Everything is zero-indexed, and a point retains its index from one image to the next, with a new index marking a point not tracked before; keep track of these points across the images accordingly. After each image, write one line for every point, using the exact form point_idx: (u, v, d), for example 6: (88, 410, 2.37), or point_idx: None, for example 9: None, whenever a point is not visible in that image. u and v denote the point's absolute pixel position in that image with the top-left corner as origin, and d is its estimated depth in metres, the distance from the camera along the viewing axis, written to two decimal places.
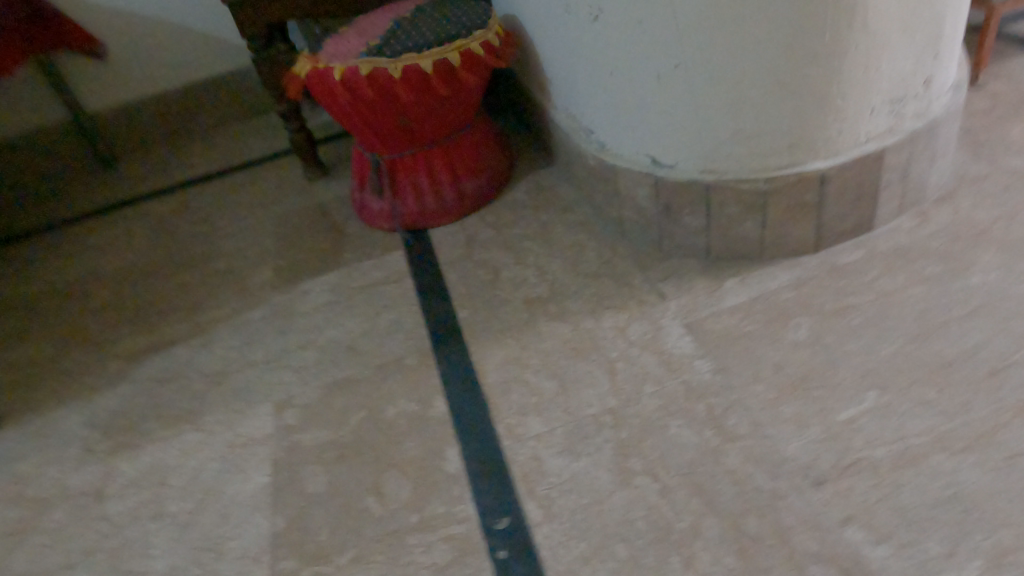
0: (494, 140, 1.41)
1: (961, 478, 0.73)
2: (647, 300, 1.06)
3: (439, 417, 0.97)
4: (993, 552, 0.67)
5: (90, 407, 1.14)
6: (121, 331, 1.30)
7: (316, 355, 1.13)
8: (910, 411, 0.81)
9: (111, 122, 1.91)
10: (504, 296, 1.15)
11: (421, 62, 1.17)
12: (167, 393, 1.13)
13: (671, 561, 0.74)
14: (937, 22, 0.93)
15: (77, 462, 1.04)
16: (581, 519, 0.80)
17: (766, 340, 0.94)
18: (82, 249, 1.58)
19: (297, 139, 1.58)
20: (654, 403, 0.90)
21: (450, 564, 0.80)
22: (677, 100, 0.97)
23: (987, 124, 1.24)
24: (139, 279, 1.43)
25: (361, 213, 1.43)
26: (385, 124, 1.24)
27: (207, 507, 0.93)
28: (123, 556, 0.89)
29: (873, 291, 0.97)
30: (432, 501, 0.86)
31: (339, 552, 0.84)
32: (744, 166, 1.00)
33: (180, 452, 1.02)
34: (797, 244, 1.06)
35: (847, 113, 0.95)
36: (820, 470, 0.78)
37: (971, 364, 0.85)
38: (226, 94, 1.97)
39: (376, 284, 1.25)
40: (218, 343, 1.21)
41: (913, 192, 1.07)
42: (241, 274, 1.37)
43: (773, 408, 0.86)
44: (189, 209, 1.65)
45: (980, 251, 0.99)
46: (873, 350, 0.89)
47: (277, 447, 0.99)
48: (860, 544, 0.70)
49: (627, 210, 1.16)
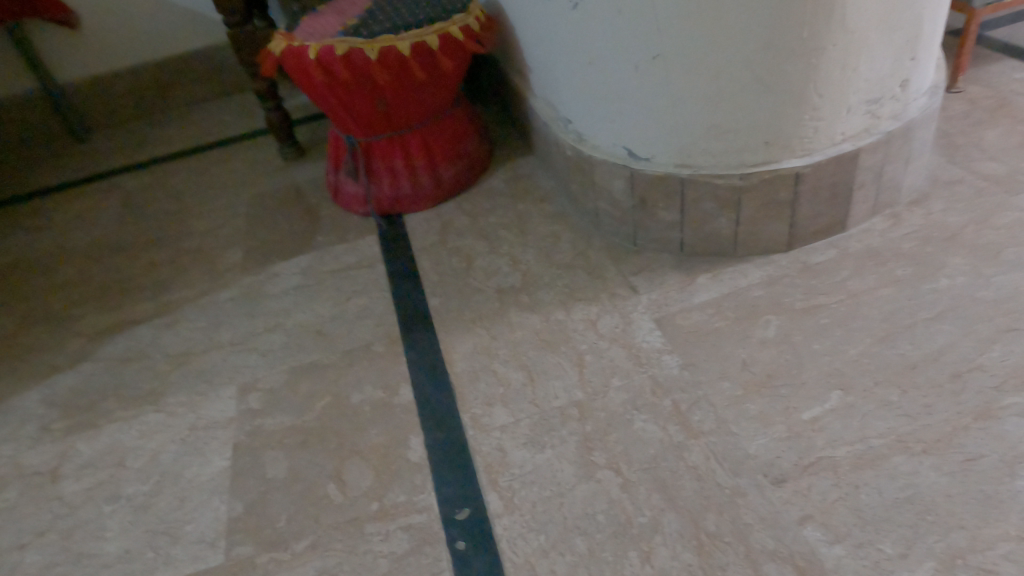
0: (472, 127, 1.40)
1: (918, 479, 0.74)
2: (619, 294, 1.06)
3: (405, 405, 0.96)
4: (946, 554, 0.68)
5: (50, 385, 1.12)
6: (85, 308, 1.27)
7: (283, 339, 1.12)
8: (873, 412, 0.82)
9: (83, 94, 1.87)
10: (476, 284, 1.14)
11: (399, 44, 1.14)
12: (129, 373, 1.11)
13: (629, 556, 0.73)
14: (916, 23, 0.93)
15: (33, 441, 1.02)
16: (541, 512, 0.79)
17: (735, 337, 0.94)
18: (50, 223, 1.54)
19: (273, 119, 1.55)
20: (620, 397, 0.90)
21: (408, 553, 0.78)
22: (655, 92, 0.96)
23: (963, 128, 1.24)
24: (105, 256, 1.40)
25: (336, 196, 1.41)
26: (361, 106, 1.22)
27: (164, 490, 0.92)
28: (75, 537, 0.88)
29: (843, 291, 0.98)
30: (393, 490, 0.85)
31: (296, 539, 0.82)
32: (720, 161, 1.00)
33: (139, 434, 1.00)
34: (771, 242, 1.06)
35: (824, 111, 0.95)
36: (781, 468, 0.78)
37: (935, 367, 0.85)
38: (204, 70, 1.94)
39: (348, 269, 1.24)
40: (184, 324, 1.19)
41: (887, 194, 1.08)
42: (212, 254, 1.35)
43: (738, 406, 0.86)
44: (160, 186, 1.62)
45: (950, 254, 1.00)
46: (840, 349, 0.90)
47: (239, 431, 0.97)
48: (816, 543, 0.71)
49: (602, 202, 1.15)
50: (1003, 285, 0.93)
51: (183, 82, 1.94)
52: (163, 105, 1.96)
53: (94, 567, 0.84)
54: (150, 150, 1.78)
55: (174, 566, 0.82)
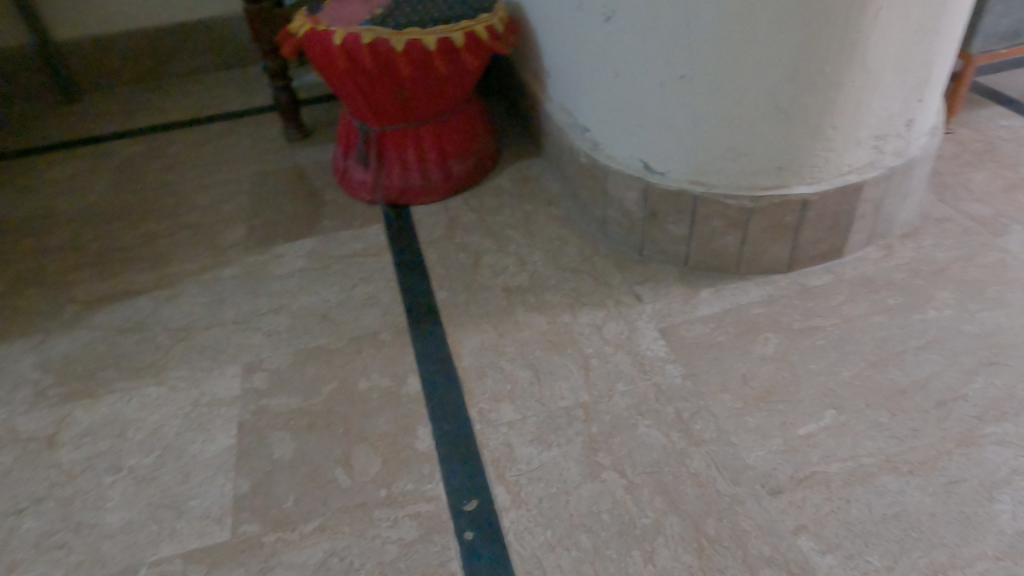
0: (483, 124, 1.42)
1: (905, 498, 0.79)
2: (625, 301, 1.09)
3: (412, 396, 0.98)
4: (929, 568, 0.72)
5: (44, 350, 1.10)
6: (80, 274, 1.25)
7: (288, 321, 1.12)
8: (864, 432, 0.86)
9: (78, 54, 1.83)
10: (484, 281, 1.16)
11: (426, 38, 1.14)
12: (128, 344, 1.10)
13: (633, 554, 0.77)
14: (927, 68, 0.98)
15: (28, 405, 1.01)
16: (548, 508, 0.82)
17: (735, 352, 0.99)
18: (41, 184, 1.51)
19: (280, 98, 1.55)
20: (625, 401, 0.93)
21: (416, 540, 0.80)
22: (678, 110, 0.99)
23: (953, 169, 1.31)
24: (101, 222, 1.38)
25: (343, 181, 1.42)
26: (380, 95, 1.22)
27: (167, 463, 0.92)
28: (74, 505, 0.87)
29: (838, 315, 1.03)
30: (401, 478, 0.87)
31: (303, 520, 0.83)
32: (732, 182, 1.04)
33: (140, 406, 1.00)
34: (771, 262, 1.11)
35: (835, 143, 0.99)
36: (777, 479, 0.82)
37: (922, 394, 0.90)
38: (207, 40, 1.91)
39: (354, 256, 1.25)
40: (185, 298, 1.18)
41: (883, 225, 1.13)
42: (214, 229, 1.34)
43: (737, 418, 0.90)
44: (157, 156, 1.60)
45: (938, 287, 1.06)
46: (834, 370, 0.94)
47: (244, 410, 0.98)
48: (809, 552, 0.75)
49: (613, 210, 1.18)
50: (986, 321, 0.99)
51: (183, 50, 1.91)
52: (161, 72, 1.93)
53: (95, 537, 0.83)
54: (146, 118, 1.76)
55: (178, 541, 0.82)
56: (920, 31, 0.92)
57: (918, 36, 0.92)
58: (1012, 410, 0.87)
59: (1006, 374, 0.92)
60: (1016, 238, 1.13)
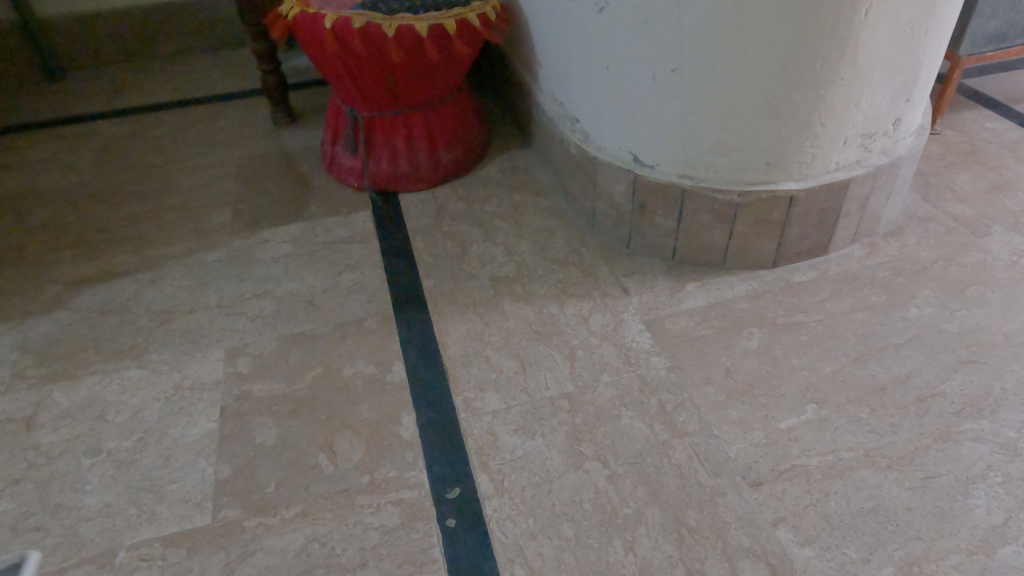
0: (473, 113, 1.41)
1: (882, 492, 0.80)
2: (611, 293, 1.10)
3: (397, 383, 0.97)
4: (903, 561, 0.74)
5: (22, 331, 1.08)
6: (62, 254, 1.23)
7: (272, 306, 1.11)
8: (844, 426, 0.87)
9: (61, 32, 1.80)
10: (470, 270, 1.16)
11: (417, 24, 1.13)
12: (109, 326, 1.09)
13: (613, 543, 0.77)
14: (915, 67, 0.99)
15: (6, 386, 0.99)
16: (530, 496, 0.82)
17: (720, 345, 0.99)
18: (23, 162, 1.49)
19: (269, 82, 1.53)
20: (609, 393, 0.94)
21: (398, 527, 0.80)
22: (669, 103, 0.99)
23: (937, 169, 1.33)
24: (83, 203, 1.36)
25: (331, 165, 1.41)
26: (370, 80, 1.21)
27: (147, 447, 0.91)
28: (53, 487, 0.86)
29: (822, 310, 1.04)
30: (385, 464, 0.87)
31: (285, 505, 0.83)
32: (721, 177, 1.04)
33: (120, 389, 0.99)
34: (758, 258, 1.12)
35: (823, 139, 1.00)
36: (758, 472, 0.83)
37: (901, 390, 0.91)
38: (195, 21, 1.89)
39: (341, 242, 1.24)
40: (168, 282, 1.17)
41: (868, 223, 1.15)
42: (200, 212, 1.33)
43: (721, 410, 0.90)
44: (142, 137, 1.58)
45: (920, 285, 1.07)
46: (816, 365, 0.95)
47: (227, 394, 0.97)
48: (788, 544, 0.76)
49: (601, 203, 1.18)
50: (966, 319, 1.01)
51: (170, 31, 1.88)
52: (146, 53, 1.90)
53: (73, 520, 0.83)
54: (131, 98, 1.73)
55: (157, 524, 0.82)
56: (911, 29, 0.92)
57: (908, 35, 0.93)
58: (988, 408, 0.89)
59: (984, 372, 0.93)
60: (998, 239, 1.15)
